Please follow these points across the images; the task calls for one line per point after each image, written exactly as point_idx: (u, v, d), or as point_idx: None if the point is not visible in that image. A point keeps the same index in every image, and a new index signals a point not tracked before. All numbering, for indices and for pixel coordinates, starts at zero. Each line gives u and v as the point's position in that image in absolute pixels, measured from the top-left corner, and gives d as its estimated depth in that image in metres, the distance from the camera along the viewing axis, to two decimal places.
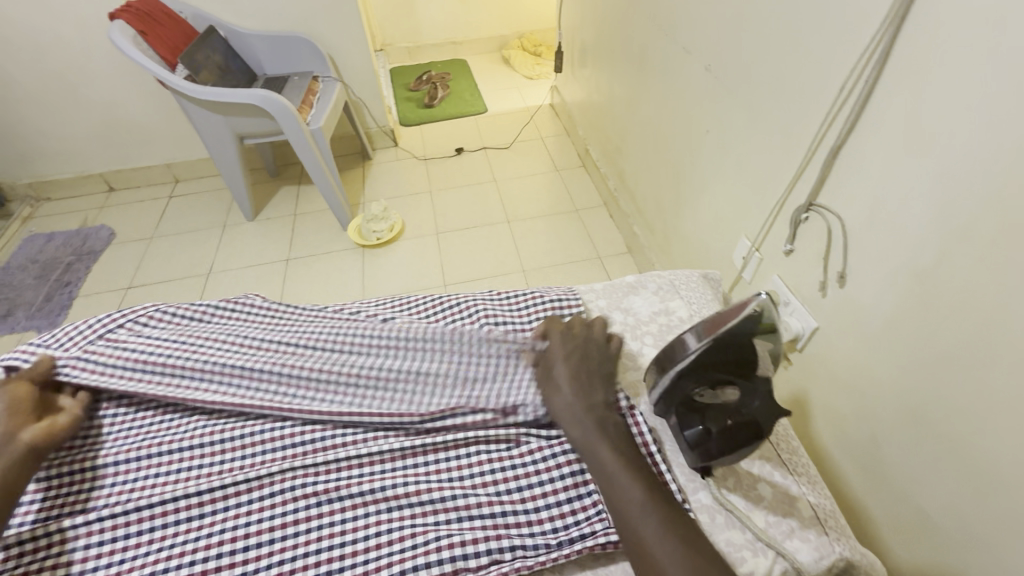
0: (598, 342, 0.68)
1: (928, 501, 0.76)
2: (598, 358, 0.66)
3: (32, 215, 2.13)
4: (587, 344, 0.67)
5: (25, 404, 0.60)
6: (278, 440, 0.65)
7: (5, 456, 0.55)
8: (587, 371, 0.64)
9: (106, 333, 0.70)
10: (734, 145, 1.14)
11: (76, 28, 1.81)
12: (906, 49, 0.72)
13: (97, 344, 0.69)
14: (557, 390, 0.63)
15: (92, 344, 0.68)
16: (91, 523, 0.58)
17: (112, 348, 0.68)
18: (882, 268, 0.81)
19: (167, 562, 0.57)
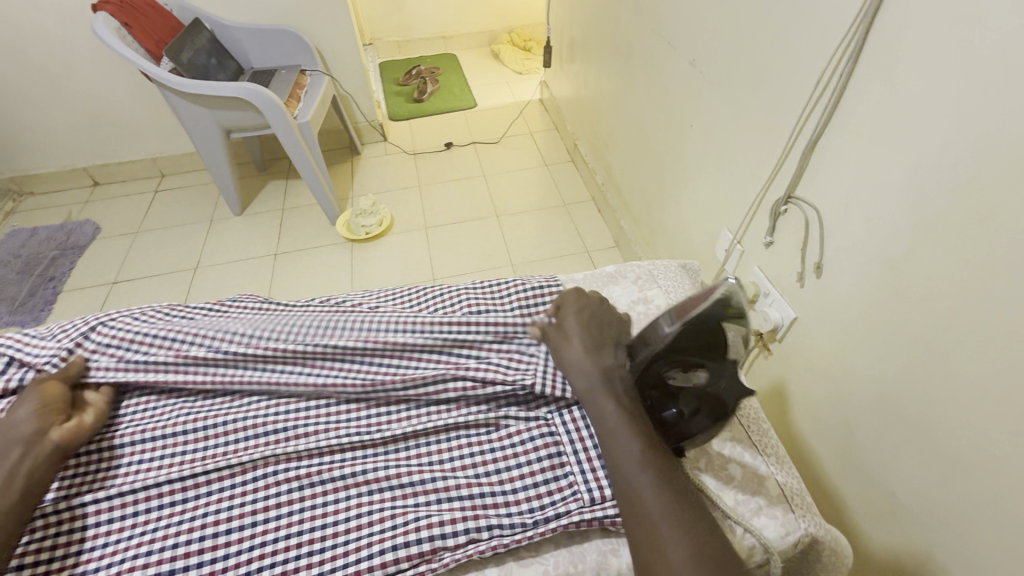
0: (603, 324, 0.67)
1: (899, 485, 0.78)
2: (612, 320, 0.69)
3: (16, 209, 2.10)
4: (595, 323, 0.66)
5: (54, 401, 0.61)
6: (259, 426, 0.65)
7: (34, 455, 0.56)
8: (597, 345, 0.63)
9: (98, 328, 0.71)
10: (717, 139, 1.16)
11: (57, 19, 1.79)
12: (879, 43, 0.73)
13: (93, 340, 0.70)
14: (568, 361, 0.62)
15: (88, 340, 0.70)
16: (83, 505, 0.59)
17: (106, 344, 0.70)
18: (856, 259, 0.83)
19: (149, 546, 0.57)
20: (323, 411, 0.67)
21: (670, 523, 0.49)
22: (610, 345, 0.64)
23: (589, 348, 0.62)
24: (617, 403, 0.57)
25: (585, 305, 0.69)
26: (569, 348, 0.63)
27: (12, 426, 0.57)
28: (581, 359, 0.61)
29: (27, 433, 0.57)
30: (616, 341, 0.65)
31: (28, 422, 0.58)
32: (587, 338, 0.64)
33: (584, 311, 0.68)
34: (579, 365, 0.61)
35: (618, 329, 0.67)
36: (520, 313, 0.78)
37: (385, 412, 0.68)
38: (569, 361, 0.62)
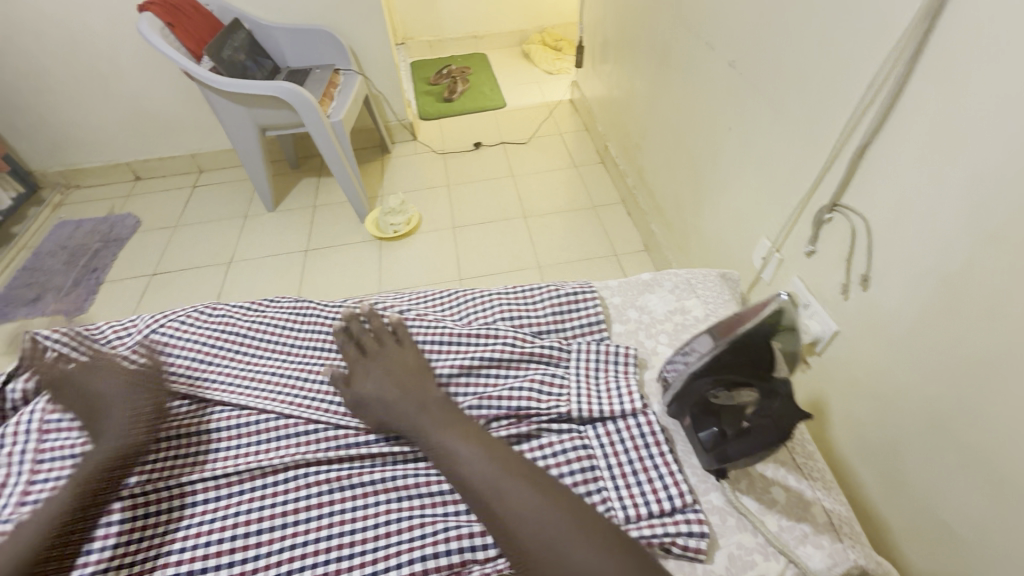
0: (410, 368, 0.66)
1: (950, 514, 0.74)
2: (406, 356, 0.68)
3: (63, 202, 2.19)
4: (400, 367, 0.66)
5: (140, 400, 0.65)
6: (310, 426, 0.67)
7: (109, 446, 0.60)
8: (408, 391, 0.63)
9: (150, 335, 0.73)
10: (759, 142, 1.12)
11: (106, 20, 1.86)
12: (940, 46, 0.69)
13: (144, 347, 0.72)
14: (396, 410, 0.62)
15: (139, 346, 0.72)
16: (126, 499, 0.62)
17: (157, 351, 0.71)
18: (907, 273, 0.79)
19: (210, 536, 0.60)
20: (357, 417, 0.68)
21: (551, 530, 0.49)
22: (418, 384, 0.65)
23: (396, 397, 0.63)
24: (447, 431, 0.59)
25: (390, 345, 0.69)
26: (378, 406, 0.64)
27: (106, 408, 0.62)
28: (406, 410, 0.62)
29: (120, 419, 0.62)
30: (429, 377, 0.66)
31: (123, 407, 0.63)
32: (394, 385, 0.64)
33: (392, 355, 0.68)
34: (398, 413, 0.62)
35: (422, 365, 0.67)
36: (554, 320, 0.77)
37: None
38: (392, 412, 0.63)
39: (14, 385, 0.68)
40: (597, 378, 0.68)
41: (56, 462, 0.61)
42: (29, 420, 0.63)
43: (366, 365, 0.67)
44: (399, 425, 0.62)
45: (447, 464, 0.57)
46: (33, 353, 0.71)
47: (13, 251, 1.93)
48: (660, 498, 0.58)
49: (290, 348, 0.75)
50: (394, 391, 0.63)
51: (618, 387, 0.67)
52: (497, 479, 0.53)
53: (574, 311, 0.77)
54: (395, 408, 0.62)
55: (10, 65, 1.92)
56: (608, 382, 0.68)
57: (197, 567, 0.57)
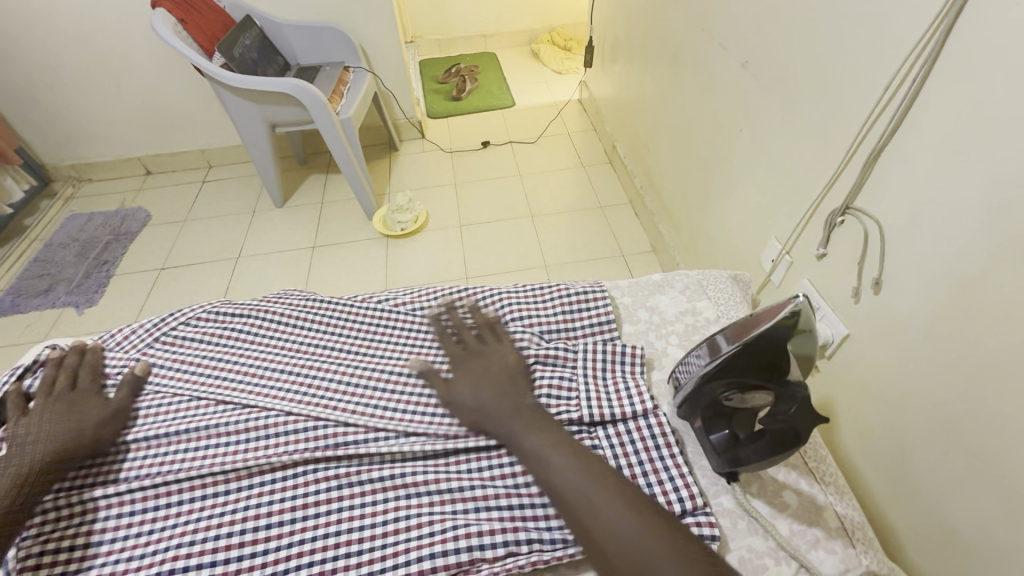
0: (511, 372, 0.67)
1: (959, 520, 0.73)
2: (502, 360, 0.69)
3: (74, 195, 2.21)
4: (499, 369, 0.68)
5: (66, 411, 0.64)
6: (262, 429, 0.64)
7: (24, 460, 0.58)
8: (502, 393, 0.65)
9: (162, 336, 0.75)
10: (771, 144, 1.11)
11: (119, 15, 1.87)
12: (959, 47, 0.68)
13: (156, 348, 0.74)
14: (487, 409, 0.64)
15: (151, 348, 0.74)
16: (130, 490, 0.61)
17: (168, 352, 0.74)
18: (921, 276, 0.78)
19: (144, 549, 0.58)
20: (368, 413, 0.66)
21: (642, 546, 0.49)
22: (513, 387, 0.66)
23: (490, 399, 0.64)
24: (544, 438, 0.60)
25: (488, 346, 0.71)
26: (469, 407, 0.65)
27: (48, 426, 0.62)
28: (498, 411, 0.63)
29: (59, 435, 0.62)
30: (521, 379, 0.67)
31: (64, 423, 0.63)
32: (490, 385, 0.65)
33: (488, 357, 0.69)
34: (491, 416, 0.63)
35: (519, 366, 0.68)
36: (563, 320, 0.77)
37: (428, 412, 0.67)
38: (484, 412, 0.64)
39: (31, 381, 0.70)
40: (606, 380, 0.68)
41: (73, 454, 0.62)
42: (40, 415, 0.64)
43: (463, 364, 0.69)
44: (489, 429, 0.63)
45: (535, 465, 0.58)
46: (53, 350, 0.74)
47: (25, 243, 1.95)
48: (670, 499, 0.58)
49: (299, 346, 0.75)
50: (489, 392, 0.65)
51: (628, 389, 0.67)
52: (589, 493, 0.54)
53: (585, 310, 0.77)
54: (488, 407, 0.64)
55: (24, 59, 1.94)
56: (618, 384, 0.67)
57: (206, 560, 0.56)
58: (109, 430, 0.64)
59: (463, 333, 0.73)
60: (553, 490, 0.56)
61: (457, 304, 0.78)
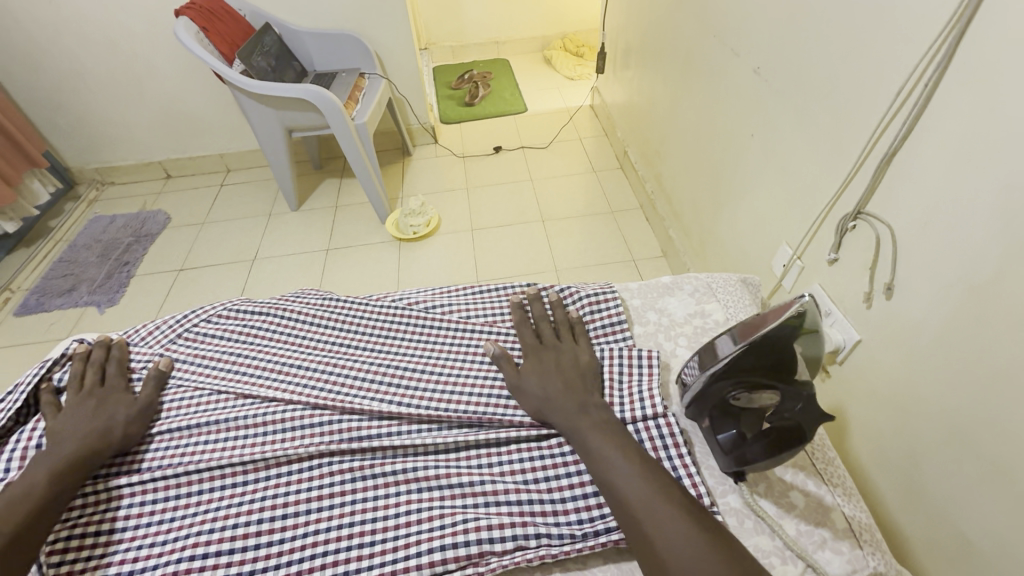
0: (585, 369, 0.68)
1: (971, 527, 0.72)
2: (576, 358, 0.70)
3: (97, 198, 2.27)
4: (572, 366, 0.69)
5: (96, 406, 0.66)
6: (278, 423, 0.66)
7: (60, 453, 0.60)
8: (572, 387, 0.66)
9: (185, 333, 0.77)
10: (782, 149, 1.11)
11: (144, 24, 1.93)
12: (972, 52, 0.69)
13: (178, 344, 0.76)
14: (554, 402, 0.64)
15: (173, 343, 0.76)
16: (151, 479, 0.63)
17: (191, 347, 0.76)
18: (933, 282, 0.78)
19: (165, 536, 0.60)
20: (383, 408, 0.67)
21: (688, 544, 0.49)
22: (581, 385, 0.66)
23: (559, 392, 0.65)
24: (602, 434, 0.60)
25: (564, 344, 0.72)
26: (537, 397, 0.66)
27: (82, 421, 0.64)
28: (564, 404, 0.64)
29: (92, 429, 0.63)
30: (590, 378, 0.68)
31: (98, 417, 0.65)
32: (560, 381, 0.66)
33: (562, 353, 0.70)
34: (557, 407, 0.64)
35: (590, 367, 0.69)
36: (576, 321, 0.77)
37: (441, 407, 0.67)
38: (550, 405, 0.64)
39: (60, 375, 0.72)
40: (619, 382, 0.69)
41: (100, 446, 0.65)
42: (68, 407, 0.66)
43: (536, 356, 0.70)
44: (554, 422, 0.64)
45: (593, 460, 0.58)
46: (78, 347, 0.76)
47: (50, 244, 2.01)
48: None
49: (319, 342, 0.77)
50: (558, 385, 0.66)
51: (640, 391, 0.68)
52: (639, 496, 0.53)
53: (597, 312, 0.78)
54: (557, 400, 0.64)
55: (52, 66, 2.00)
56: (631, 386, 0.68)
57: (224, 548, 0.58)
58: (136, 427, 0.66)
59: (538, 326, 0.75)
60: (612, 488, 0.55)
61: (541, 294, 0.79)
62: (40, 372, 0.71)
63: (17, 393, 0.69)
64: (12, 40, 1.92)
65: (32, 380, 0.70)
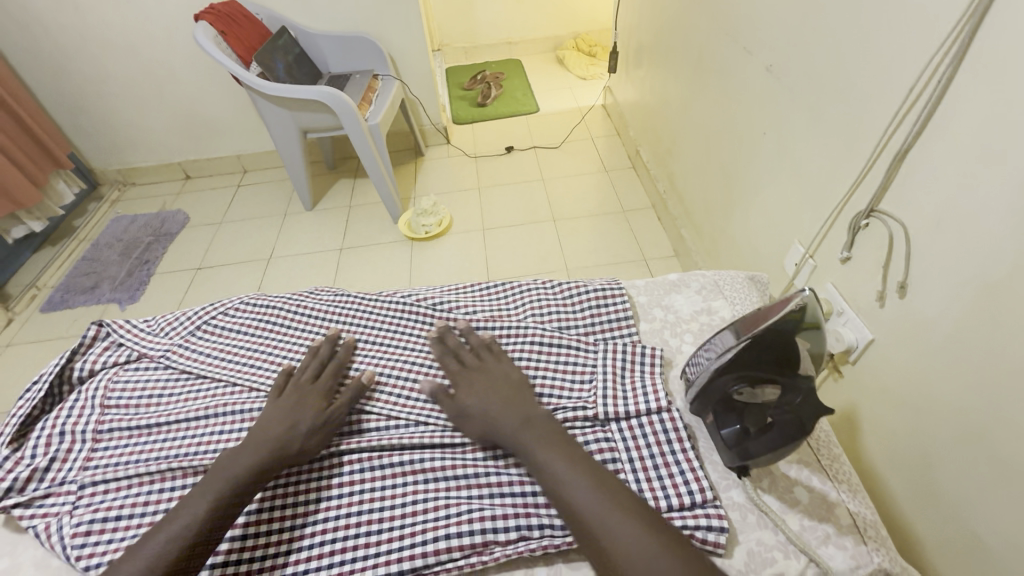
0: (523, 390, 0.66)
1: (984, 529, 0.71)
2: (509, 377, 0.68)
3: (119, 198, 2.33)
4: (508, 385, 0.67)
5: (287, 413, 0.65)
6: None
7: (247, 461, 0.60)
8: (509, 408, 0.64)
9: (203, 325, 0.80)
10: (795, 146, 1.10)
11: (164, 28, 1.97)
12: (987, 47, 0.68)
13: (197, 335, 0.79)
14: (497, 425, 0.63)
15: (192, 335, 0.79)
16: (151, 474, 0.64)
17: (210, 339, 0.78)
18: (946, 279, 0.77)
19: None
20: (389, 403, 0.70)
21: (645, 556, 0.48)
22: (522, 402, 0.65)
23: (500, 412, 0.63)
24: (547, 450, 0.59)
25: (492, 363, 0.70)
26: (479, 419, 0.64)
27: (271, 424, 0.64)
28: (508, 425, 0.62)
29: (278, 434, 0.63)
30: (528, 397, 0.66)
31: (284, 420, 0.64)
32: (501, 402, 0.64)
33: (490, 373, 0.68)
34: (500, 427, 0.62)
35: (522, 382, 0.68)
36: (583, 316, 0.78)
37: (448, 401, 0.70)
38: (495, 427, 0.63)
39: (80, 363, 0.75)
40: (624, 377, 0.69)
41: (115, 433, 0.68)
42: (93, 395, 0.71)
43: (468, 380, 0.68)
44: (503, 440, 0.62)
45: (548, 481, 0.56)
46: (96, 336, 0.79)
47: (74, 243, 2.07)
48: (679, 492, 0.59)
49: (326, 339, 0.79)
50: (495, 407, 0.64)
51: (644, 386, 0.68)
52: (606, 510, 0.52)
53: (603, 308, 0.78)
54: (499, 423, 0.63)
55: (77, 70, 2.06)
56: (635, 381, 0.68)
57: (237, 534, 0.60)
58: (317, 438, 0.65)
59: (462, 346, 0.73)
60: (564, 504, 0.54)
61: (451, 326, 0.78)
62: (62, 361, 0.74)
63: (42, 381, 0.72)
64: (39, 45, 1.98)
65: (55, 369, 0.73)
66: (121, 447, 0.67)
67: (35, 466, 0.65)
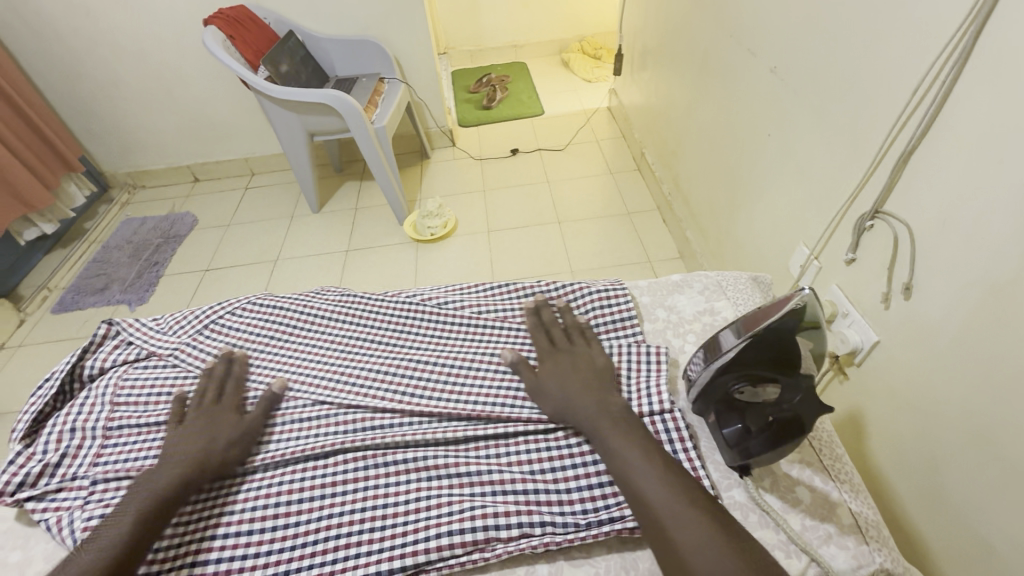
0: (605, 373, 0.69)
1: (991, 531, 0.71)
2: (595, 360, 0.70)
3: (129, 200, 2.37)
4: (591, 367, 0.69)
5: (192, 430, 0.66)
6: (298, 416, 0.71)
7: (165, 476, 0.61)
8: (591, 387, 0.66)
9: (211, 324, 0.81)
10: (799, 148, 1.10)
11: (174, 33, 2.00)
12: (992, 47, 0.67)
13: (205, 334, 0.80)
14: (572, 406, 0.65)
15: (200, 334, 0.80)
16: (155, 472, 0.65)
17: (218, 339, 0.79)
18: (952, 280, 0.76)
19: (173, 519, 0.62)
20: (396, 401, 0.70)
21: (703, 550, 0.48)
22: (600, 384, 0.67)
23: (577, 392, 0.66)
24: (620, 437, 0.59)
25: (576, 348, 0.73)
26: (557, 397, 0.67)
27: (181, 445, 0.65)
28: (585, 405, 0.64)
29: (194, 450, 0.64)
30: (608, 380, 0.68)
31: (204, 433, 0.66)
32: (580, 383, 0.67)
33: (579, 355, 0.71)
34: (578, 409, 0.64)
35: (606, 366, 0.70)
36: (587, 317, 0.78)
37: (454, 400, 0.70)
38: (570, 408, 0.65)
39: (91, 361, 0.77)
40: (627, 378, 0.69)
41: (125, 430, 0.69)
42: (104, 393, 0.72)
43: (554, 360, 0.71)
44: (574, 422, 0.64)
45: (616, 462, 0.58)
46: (106, 335, 0.81)
47: (85, 245, 2.10)
48: None
49: (333, 338, 0.80)
50: (571, 387, 0.67)
51: (647, 387, 0.68)
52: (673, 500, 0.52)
53: (607, 309, 0.79)
54: (574, 403, 0.65)
55: (89, 75, 2.09)
56: (638, 382, 0.69)
57: (244, 529, 0.61)
58: (235, 451, 0.66)
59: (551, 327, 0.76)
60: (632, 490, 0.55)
61: (549, 301, 0.81)
62: (73, 359, 0.75)
63: (54, 379, 0.74)
64: (51, 50, 2.01)
65: (66, 367, 0.75)
66: (131, 443, 0.68)
67: (46, 461, 0.66)
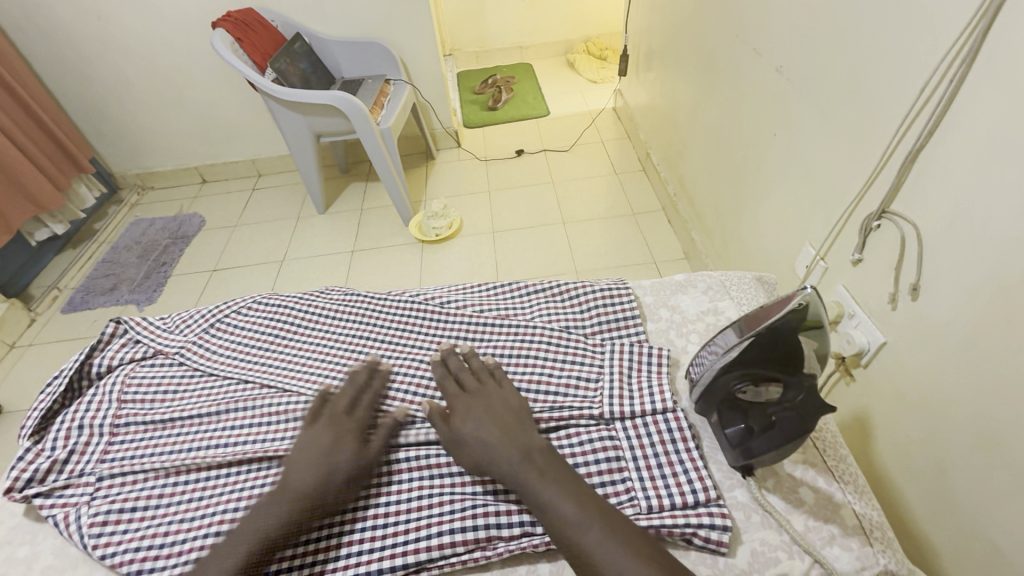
0: (523, 419, 0.63)
1: (1000, 534, 0.70)
2: (509, 405, 0.65)
3: (138, 202, 2.39)
4: (506, 413, 0.63)
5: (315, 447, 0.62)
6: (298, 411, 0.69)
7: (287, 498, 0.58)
8: (506, 432, 0.60)
9: (217, 323, 0.82)
10: (805, 147, 1.10)
11: (183, 35, 2.02)
12: (1000, 44, 0.67)
13: (211, 333, 0.81)
14: (492, 453, 0.59)
15: (206, 332, 0.81)
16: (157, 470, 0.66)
17: (223, 338, 0.80)
18: (960, 281, 0.75)
19: (171, 517, 0.62)
20: (415, 403, 0.71)
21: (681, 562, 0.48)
22: (517, 429, 0.61)
23: (494, 440, 0.60)
24: None
25: (492, 389, 0.67)
26: (472, 445, 0.61)
27: (305, 461, 0.61)
28: (503, 451, 0.59)
29: (317, 471, 0.60)
30: (527, 425, 0.63)
31: (325, 452, 0.62)
32: (497, 429, 0.61)
33: (490, 400, 0.65)
34: (497, 459, 0.59)
35: (522, 409, 0.65)
36: (589, 317, 0.78)
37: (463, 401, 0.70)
38: (489, 457, 0.59)
39: (98, 359, 0.77)
40: (630, 377, 0.69)
41: (132, 427, 0.70)
42: (111, 390, 0.73)
43: (467, 406, 0.65)
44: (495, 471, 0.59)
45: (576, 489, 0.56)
46: (113, 334, 0.81)
47: (94, 246, 2.13)
48: (683, 491, 0.59)
49: (338, 335, 0.80)
50: (492, 432, 0.61)
51: (650, 386, 0.68)
52: None
53: (610, 308, 0.79)
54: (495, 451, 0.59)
55: (98, 77, 2.11)
56: (640, 381, 0.69)
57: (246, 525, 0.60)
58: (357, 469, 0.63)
59: (455, 371, 0.71)
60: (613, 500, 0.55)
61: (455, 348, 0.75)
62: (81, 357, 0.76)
63: (62, 376, 0.75)
64: (62, 53, 2.03)
65: (74, 365, 0.75)
66: (137, 441, 0.69)
67: (54, 458, 0.67)
